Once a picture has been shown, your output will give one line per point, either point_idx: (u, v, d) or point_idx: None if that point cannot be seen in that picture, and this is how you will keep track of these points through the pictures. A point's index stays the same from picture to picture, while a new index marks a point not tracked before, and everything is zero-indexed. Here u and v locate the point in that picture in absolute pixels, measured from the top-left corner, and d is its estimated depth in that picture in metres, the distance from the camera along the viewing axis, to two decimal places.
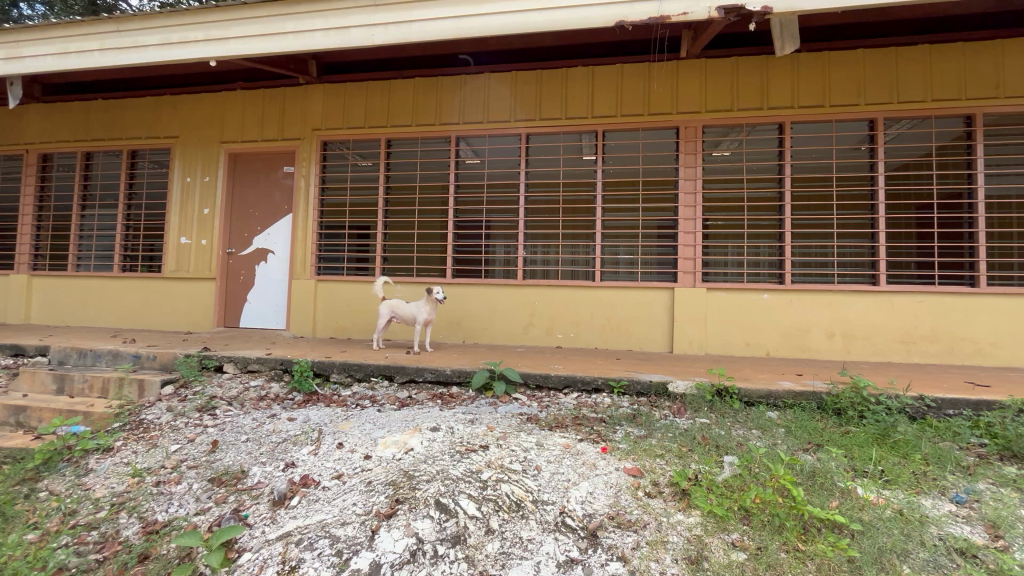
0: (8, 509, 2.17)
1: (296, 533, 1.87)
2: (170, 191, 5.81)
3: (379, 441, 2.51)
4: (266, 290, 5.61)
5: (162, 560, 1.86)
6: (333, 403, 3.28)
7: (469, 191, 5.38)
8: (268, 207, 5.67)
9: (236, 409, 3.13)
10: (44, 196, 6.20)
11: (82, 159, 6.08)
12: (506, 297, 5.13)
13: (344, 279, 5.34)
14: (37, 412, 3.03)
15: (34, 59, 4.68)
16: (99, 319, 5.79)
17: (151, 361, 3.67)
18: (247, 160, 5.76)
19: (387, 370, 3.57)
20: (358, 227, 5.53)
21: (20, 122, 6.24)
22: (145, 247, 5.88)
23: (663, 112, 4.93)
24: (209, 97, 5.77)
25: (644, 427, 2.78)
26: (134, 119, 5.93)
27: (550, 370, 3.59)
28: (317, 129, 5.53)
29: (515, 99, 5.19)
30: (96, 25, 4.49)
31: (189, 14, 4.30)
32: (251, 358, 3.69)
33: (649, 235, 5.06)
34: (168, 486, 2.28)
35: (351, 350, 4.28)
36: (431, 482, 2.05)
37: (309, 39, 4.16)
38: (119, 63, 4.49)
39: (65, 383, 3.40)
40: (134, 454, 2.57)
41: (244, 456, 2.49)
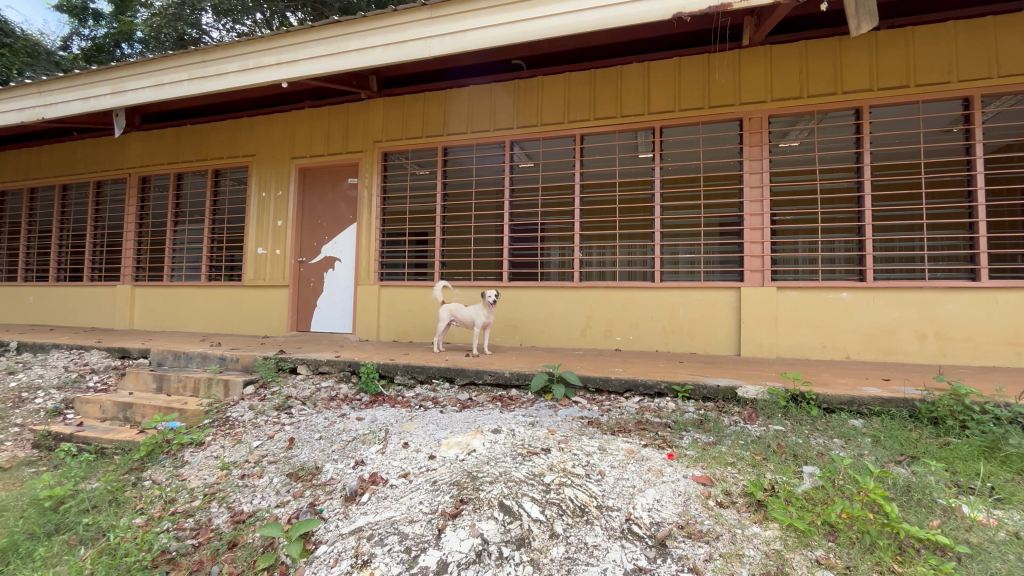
0: (119, 495, 2.42)
1: (367, 529, 1.94)
2: (248, 206, 6.27)
3: (442, 442, 2.57)
4: (334, 297, 5.91)
5: (249, 548, 1.99)
6: (398, 403, 3.39)
7: (524, 195, 5.41)
8: (335, 218, 5.98)
9: (309, 408, 3.32)
10: (144, 215, 6.91)
11: (174, 180, 6.71)
12: (563, 300, 5.09)
13: (405, 284, 5.52)
14: (140, 408, 3.36)
15: (134, 91, 5.23)
16: (190, 324, 6.36)
17: (235, 363, 3.97)
18: (315, 174, 6.11)
19: (448, 372, 3.66)
20: (417, 234, 5.69)
21: (124, 149, 7.00)
22: (227, 258, 6.38)
23: (725, 104, 4.71)
24: (281, 117, 6.19)
25: (712, 433, 2.65)
26: (217, 141, 6.48)
27: (611, 373, 3.53)
28: (378, 141, 5.77)
29: (568, 101, 5.17)
30: (185, 57, 4.95)
31: (264, 40, 4.65)
32: (322, 359, 3.90)
33: (710, 233, 4.85)
34: (251, 479, 2.45)
35: (413, 353, 4.42)
36: (494, 483, 2.06)
37: (370, 55, 4.35)
38: (205, 90, 4.92)
39: (163, 383, 3.75)
40: (222, 448, 2.79)
41: (318, 453, 2.63)
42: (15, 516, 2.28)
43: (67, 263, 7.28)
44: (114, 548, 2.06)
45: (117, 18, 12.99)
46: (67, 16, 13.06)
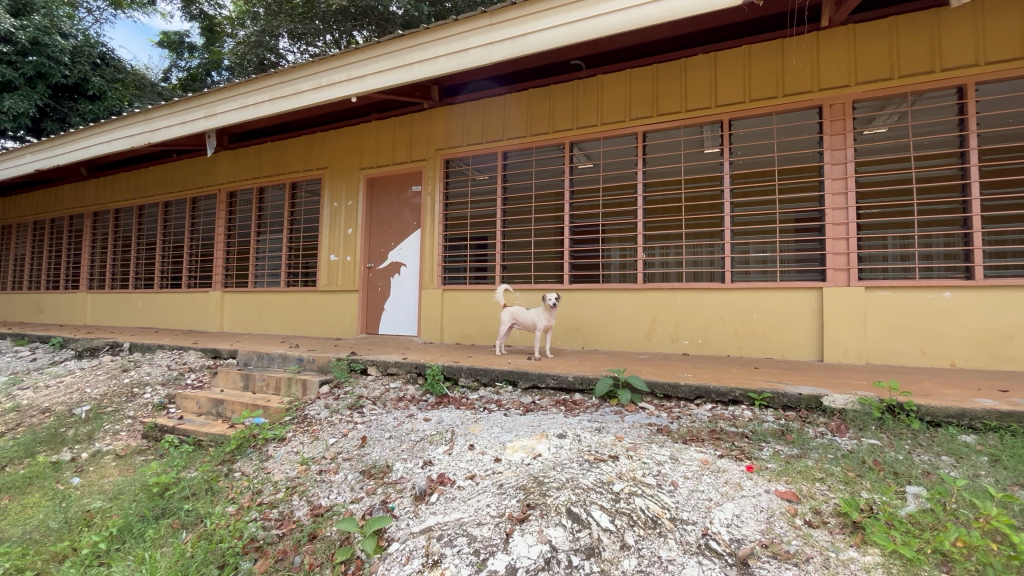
0: (214, 484, 2.63)
1: (437, 529, 1.96)
2: (322, 216, 6.66)
3: (507, 445, 2.57)
4: (400, 300, 6.13)
5: (327, 541, 2.08)
6: (463, 406, 3.44)
7: (584, 196, 5.35)
8: (400, 225, 6.22)
9: (379, 408, 3.45)
10: (231, 226, 7.53)
11: (257, 194, 7.27)
12: (626, 302, 4.95)
13: (467, 288, 5.62)
14: (230, 404, 3.65)
15: (224, 114, 5.72)
16: (272, 326, 6.85)
17: (311, 364, 4.21)
18: (382, 183, 6.38)
19: (511, 376, 3.68)
20: (477, 238, 5.76)
21: (214, 167, 7.69)
22: (303, 265, 6.81)
23: (801, 91, 4.39)
24: (350, 130, 6.53)
25: (796, 446, 2.46)
26: (294, 156, 6.95)
27: (679, 379, 3.38)
28: (441, 149, 5.92)
29: (630, 99, 5.04)
30: (266, 80, 5.35)
31: (335, 59, 4.92)
32: (390, 361, 4.05)
33: (786, 230, 4.54)
34: (328, 475, 2.58)
35: (476, 356, 4.47)
36: (561, 490, 2.03)
37: (433, 65, 4.48)
38: (283, 109, 5.29)
39: (249, 382, 4.04)
40: (302, 444, 2.96)
41: (388, 452, 2.71)
42: (129, 499, 2.54)
43: (168, 272, 8.09)
44: (211, 533, 2.23)
45: (208, 50, 14.38)
46: (167, 50, 14.62)
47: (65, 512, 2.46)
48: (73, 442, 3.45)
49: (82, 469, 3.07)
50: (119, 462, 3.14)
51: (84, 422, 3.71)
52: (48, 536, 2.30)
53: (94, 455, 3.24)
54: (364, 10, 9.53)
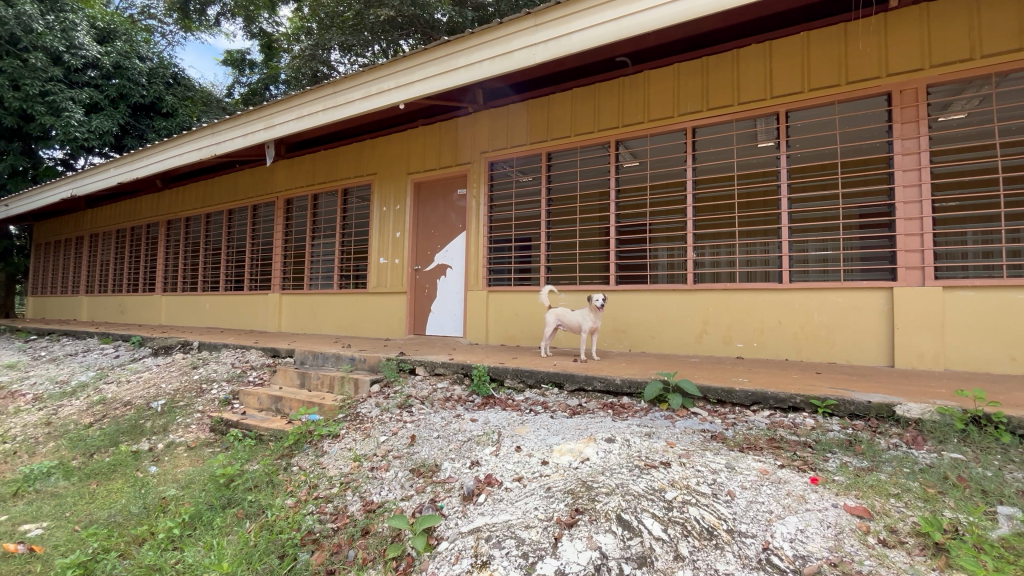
0: (274, 477, 2.76)
1: (485, 530, 1.97)
2: (372, 220, 6.89)
3: (555, 448, 2.55)
4: (447, 301, 6.23)
5: (379, 537, 2.14)
6: (508, 407, 3.44)
7: (630, 195, 5.23)
8: (446, 227, 6.32)
9: (428, 408, 3.51)
10: (288, 231, 7.91)
11: (312, 200, 7.61)
12: (676, 303, 4.80)
13: (512, 289, 5.64)
14: (288, 401, 3.83)
15: (281, 125, 6.03)
16: (326, 327, 7.14)
17: (363, 363, 4.34)
18: (428, 187, 6.52)
19: (557, 377, 3.65)
20: (522, 239, 5.76)
21: (273, 175, 8.12)
22: (354, 268, 7.06)
23: (868, 78, 4.10)
24: (398, 137, 6.71)
25: (866, 457, 2.29)
26: (346, 163, 7.22)
27: (734, 384, 3.23)
28: (486, 151, 5.97)
29: (678, 93, 4.89)
30: (320, 91, 5.60)
31: (383, 68, 5.08)
32: (437, 362, 4.12)
33: (849, 227, 4.27)
34: (379, 472, 2.65)
35: (522, 357, 4.46)
36: (611, 495, 1.99)
37: (478, 69, 4.53)
38: (336, 118, 5.50)
39: (306, 380, 4.23)
40: (354, 441, 3.06)
41: (437, 451, 2.76)
42: (199, 488, 2.72)
43: (232, 276, 8.62)
44: (272, 524, 2.34)
45: (266, 65, 15.24)
46: (230, 68, 15.61)
47: (143, 498, 2.66)
48: (151, 433, 3.73)
49: (159, 459, 3.32)
50: (190, 453, 3.37)
51: (160, 415, 4.00)
52: (130, 520, 2.49)
53: (169, 446, 3.49)
54: (411, 19, 9.77)
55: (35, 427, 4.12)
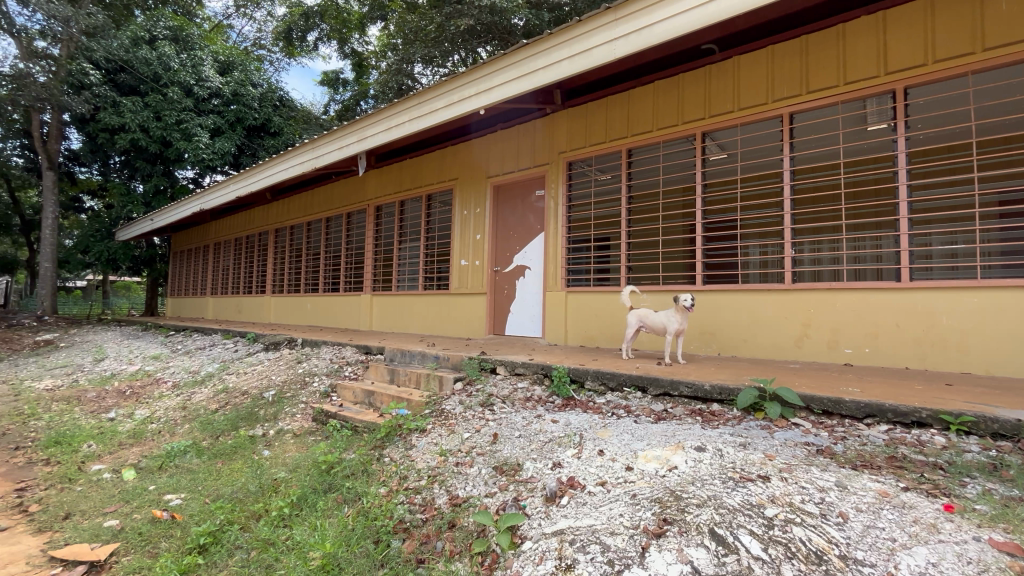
0: (369, 467, 2.94)
1: (569, 533, 1.95)
2: (454, 224, 7.14)
3: (639, 454, 2.47)
4: (526, 302, 6.27)
5: (465, 531, 2.19)
6: (589, 409, 3.39)
7: (717, 189, 4.92)
8: (524, 229, 6.37)
9: (509, 407, 3.56)
10: (377, 236, 8.43)
11: (399, 206, 8.05)
12: (771, 304, 4.44)
13: (591, 289, 5.55)
14: (380, 396, 4.09)
15: (372, 136, 6.45)
16: (412, 326, 7.53)
17: (446, 361, 4.51)
18: (507, 189, 6.62)
19: (640, 381, 3.52)
20: (601, 239, 5.64)
21: (364, 185, 8.72)
22: (437, 270, 7.35)
23: (1012, 42, 3.51)
24: (478, 142, 6.89)
25: (1017, 486, 1.96)
26: (429, 170, 7.56)
27: (843, 393, 2.92)
28: (564, 151, 5.94)
29: (773, 77, 4.52)
30: (406, 102, 5.91)
31: (465, 76, 5.25)
32: (518, 362, 4.16)
33: (988, 217, 3.69)
34: (464, 467, 2.72)
35: (602, 359, 4.37)
36: (702, 507, 1.89)
37: (557, 69, 4.52)
38: (420, 127, 5.77)
39: (395, 376, 4.48)
40: (440, 436, 3.17)
41: (519, 451, 2.78)
42: (304, 472, 2.97)
43: (330, 279, 9.37)
44: (367, 510, 2.49)
45: (358, 82, 16.39)
46: (327, 87, 17.01)
47: (259, 478, 2.97)
48: (264, 420, 4.16)
49: (270, 444, 3.69)
50: (296, 440, 3.70)
51: (271, 405, 4.44)
52: (248, 497, 2.78)
53: (278, 433, 3.87)
54: (489, 26, 9.97)
55: (175, 410, 4.78)
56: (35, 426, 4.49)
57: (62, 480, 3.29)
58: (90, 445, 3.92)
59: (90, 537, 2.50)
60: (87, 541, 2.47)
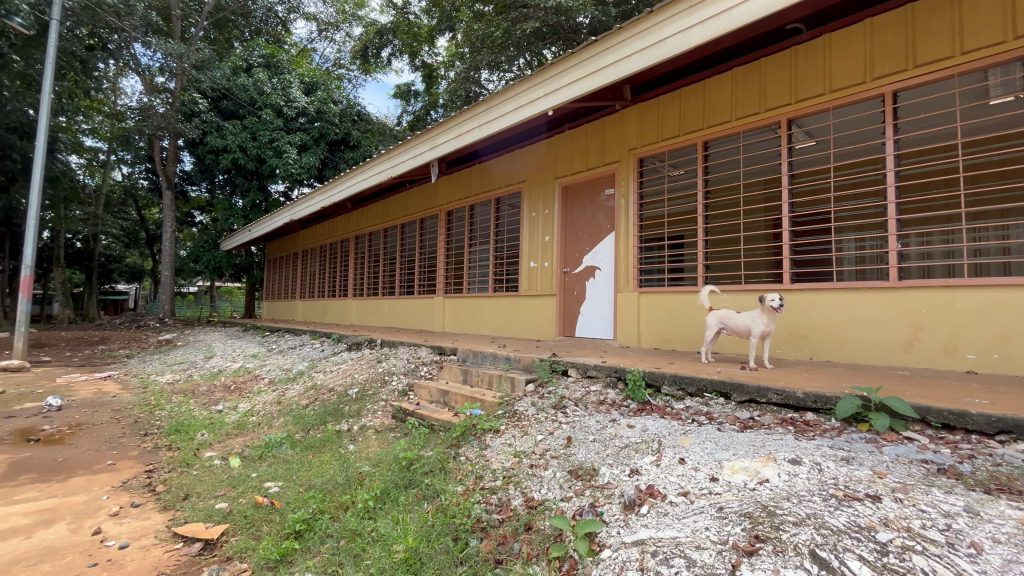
0: (446, 465, 3.01)
1: (651, 544, 1.87)
2: (523, 226, 7.18)
3: (725, 464, 2.32)
4: (596, 304, 6.16)
5: (542, 534, 2.18)
6: (667, 415, 3.25)
7: (806, 180, 4.54)
8: (594, 229, 6.25)
9: (582, 410, 3.50)
10: (448, 240, 8.69)
11: (468, 211, 8.24)
12: (873, 304, 4.00)
13: (665, 289, 5.33)
14: (454, 395, 4.20)
15: (443, 143, 6.65)
16: (482, 328, 7.68)
17: (517, 363, 4.53)
18: (576, 189, 6.54)
19: (722, 387, 3.32)
20: (676, 237, 5.41)
21: (436, 191, 9.04)
22: (506, 272, 7.43)
23: None
24: (546, 143, 6.88)
25: None
26: (498, 173, 7.68)
27: (968, 405, 2.56)
28: (634, 148, 5.77)
29: (872, 53, 4.09)
30: (476, 108, 6.03)
31: (533, 78, 5.26)
32: (589, 364, 4.07)
33: None
34: (538, 470, 2.71)
35: (679, 362, 4.18)
36: (799, 525, 1.74)
37: (628, 63, 4.40)
38: (490, 131, 5.86)
39: (468, 376, 4.59)
40: (514, 437, 3.19)
41: (594, 455, 2.72)
42: (387, 467, 3.10)
43: (405, 282, 9.79)
44: (446, 507, 2.55)
45: (428, 92, 17.03)
46: (400, 100, 17.83)
47: (346, 471, 3.15)
48: (349, 416, 4.42)
49: (355, 438, 3.91)
50: (377, 436, 3.90)
51: (354, 402, 4.72)
52: (337, 488, 2.96)
53: (362, 429, 4.09)
54: (555, 27, 9.96)
55: (271, 405, 5.22)
56: (160, 414, 5.11)
57: (181, 464, 3.70)
58: (203, 434, 4.39)
59: (205, 517, 2.79)
60: (202, 521, 2.76)
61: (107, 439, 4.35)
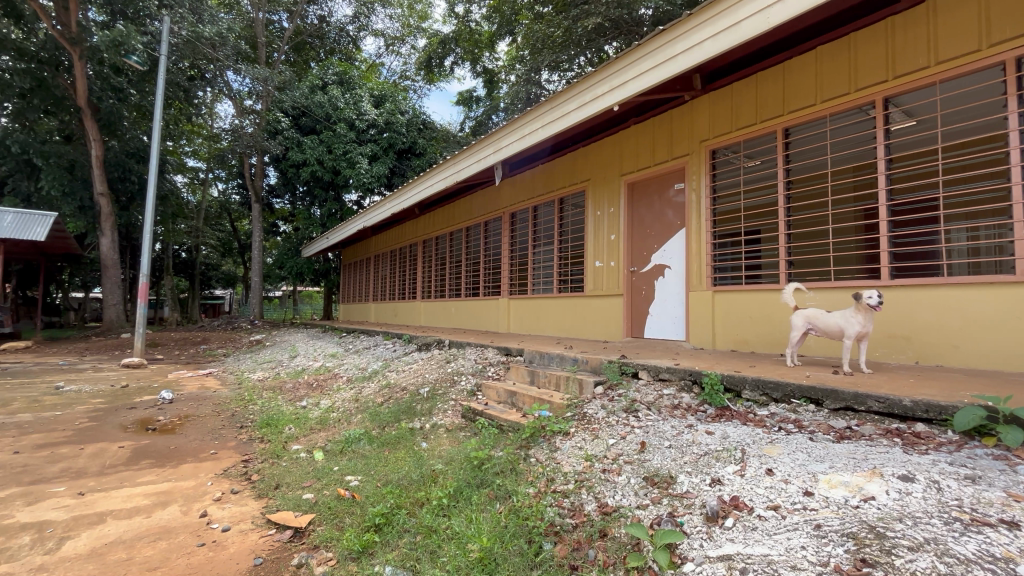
0: (517, 466, 3.01)
1: (739, 560, 1.75)
2: (588, 225, 7.07)
3: (821, 478, 2.12)
4: (666, 304, 5.91)
5: (618, 542, 2.12)
6: (750, 422, 3.03)
7: (907, 164, 4.08)
8: (663, 226, 6.01)
9: (655, 414, 3.36)
10: (512, 241, 8.75)
11: (532, 212, 8.24)
12: (994, 302, 3.50)
13: (742, 287, 5.00)
14: (522, 397, 4.20)
15: (506, 146, 6.70)
16: (547, 329, 7.65)
17: (585, 364, 4.45)
18: (643, 186, 6.33)
19: (813, 393, 3.05)
20: (754, 232, 5.06)
21: (500, 193, 9.14)
22: (571, 272, 7.35)
23: None
24: (611, 140, 6.73)
25: None
26: (562, 173, 7.62)
27: None
28: (705, 140, 5.48)
29: (989, 14, 3.59)
30: (540, 109, 6.01)
31: (597, 73, 5.16)
32: (661, 366, 3.91)
33: None
34: (612, 475, 2.63)
35: (760, 365, 3.91)
36: (916, 551, 1.56)
37: (699, 51, 4.18)
38: (554, 131, 5.82)
39: (535, 377, 4.58)
40: (585, 440, 3.13)
41: (671, 462, 2.60)
42: (459, 466, 3.15)
43: (470, 285, 9.98)
44: (519, 509, 2.54)
45: (489, 97, 17.30)
46: (462, 106, 18.22)
47: (420, 468, 3.25)
48: (421, 415, 4.56)
49: (427, 436, 4.03)
50: (448, 434, 3.99)
51: (426, 401, 4.86)
52: (412, 485, 3.05)
53: (433, 427, 4.21)
54: (616, 22, 9.72)
55: (349, 402, 5.51)
56: (253, 409, 5.57)
57: (272, 455, 4.00)
58: (290, 428, 4.71)
59: (294, 506, 2.98)
60: (292, 509, 2.95)
61: (210, 430, 4.80)
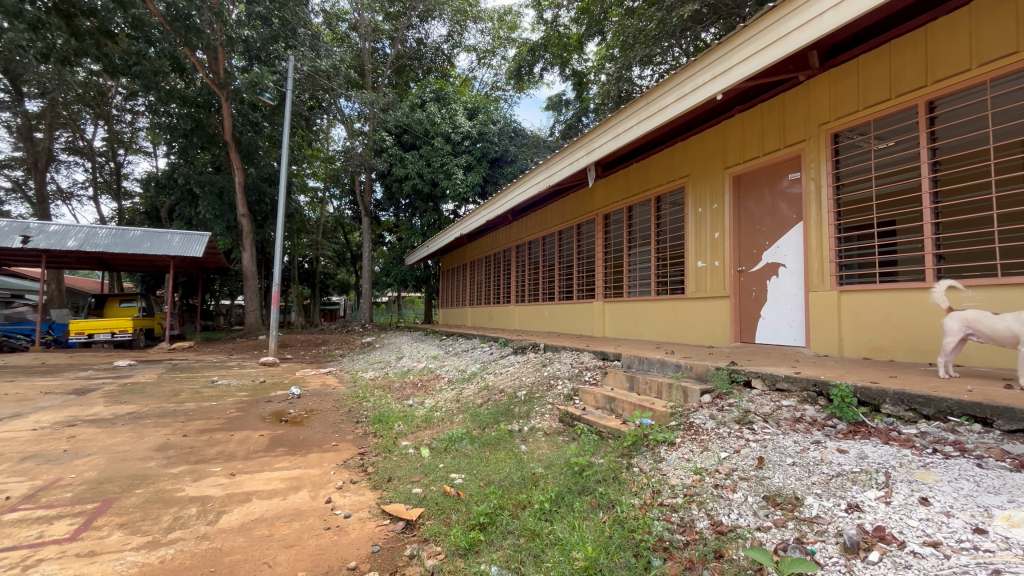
0: (619, 475, 2.91)
1: None
2: (687, 223, 6.69)
3: (998, 515, 1.78)
4: (781, 305, 5.39)
5: (737, 565, 1.96)
6: (894, 441, 2.63)
7: None
8: (776, 220, 5.49)
9: (773, 427, 3.05)
10: (606, 243, 8.57)
11: (627, 212, 8.01)
12: None
13: (876, 286, 4.39)
14: (621, 402, 4.07)
15: (599, 146, 6.58)
16: (646, 333, 7.36)
17: (690, 371, 4.20)
18: (750, 178, 5.85)
19: (978, 411, 2.57)
20: (891, 222, 4.42)
21: (592, 194, 9.02)
22: (671, 273, 6.99)
23: None
24: (713, 132, 6.31)
25: None
26: (659, 170, 7.31)
27: None
28: (826, 122, 4.91)
29: None
30: (635, 105, 5.81)
31: (697, 62, 4.87)
32: (779, 375, 3.56)
33: None
34: (725, 491, 2.43)
35: (903, 376, 3.39)
36: None
37: (816, 25, 3.76)
38: (650, 126, 5.59)
39: (634, 384, 4.41)
40: (693, 452, 2.94)
41: (795, 481, 2.34)
42: (559, 471, 3.12)
43: (564, 288, 9.93)
44: (624, 520, 2.45)
45: (579, 99, 17.20)
46: (552, 111, 18.31)
47: (521, 470, 3.29)
48: (519, 417, 4.62)
49: (526, 439, 4.07)
50: (547, 438, 3.99)
51: (523, 403, 4.92)
52: (514, 486, 3.09)
53: (532, 430, 4.23)
54: (715, 6, 9.15)
55: (451, 402, 5.76)
56: (366, 405, 6.05)
57: (385, 449, 4.30)
58: (399, 425, 5.04)
59: (404, 499, 3.17)
60: (403, 502, 3.14)
61: (331, 424, 5.29)
